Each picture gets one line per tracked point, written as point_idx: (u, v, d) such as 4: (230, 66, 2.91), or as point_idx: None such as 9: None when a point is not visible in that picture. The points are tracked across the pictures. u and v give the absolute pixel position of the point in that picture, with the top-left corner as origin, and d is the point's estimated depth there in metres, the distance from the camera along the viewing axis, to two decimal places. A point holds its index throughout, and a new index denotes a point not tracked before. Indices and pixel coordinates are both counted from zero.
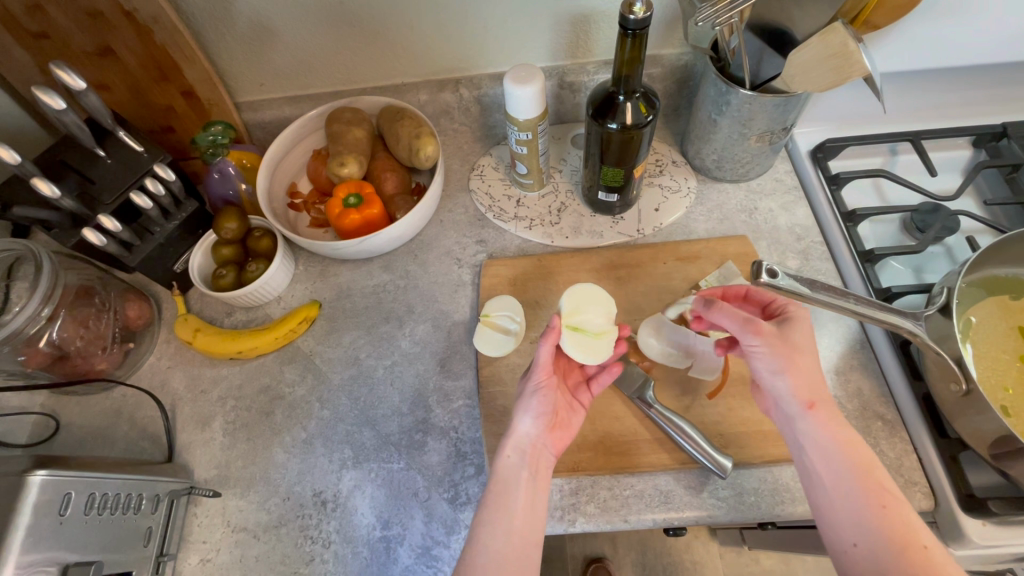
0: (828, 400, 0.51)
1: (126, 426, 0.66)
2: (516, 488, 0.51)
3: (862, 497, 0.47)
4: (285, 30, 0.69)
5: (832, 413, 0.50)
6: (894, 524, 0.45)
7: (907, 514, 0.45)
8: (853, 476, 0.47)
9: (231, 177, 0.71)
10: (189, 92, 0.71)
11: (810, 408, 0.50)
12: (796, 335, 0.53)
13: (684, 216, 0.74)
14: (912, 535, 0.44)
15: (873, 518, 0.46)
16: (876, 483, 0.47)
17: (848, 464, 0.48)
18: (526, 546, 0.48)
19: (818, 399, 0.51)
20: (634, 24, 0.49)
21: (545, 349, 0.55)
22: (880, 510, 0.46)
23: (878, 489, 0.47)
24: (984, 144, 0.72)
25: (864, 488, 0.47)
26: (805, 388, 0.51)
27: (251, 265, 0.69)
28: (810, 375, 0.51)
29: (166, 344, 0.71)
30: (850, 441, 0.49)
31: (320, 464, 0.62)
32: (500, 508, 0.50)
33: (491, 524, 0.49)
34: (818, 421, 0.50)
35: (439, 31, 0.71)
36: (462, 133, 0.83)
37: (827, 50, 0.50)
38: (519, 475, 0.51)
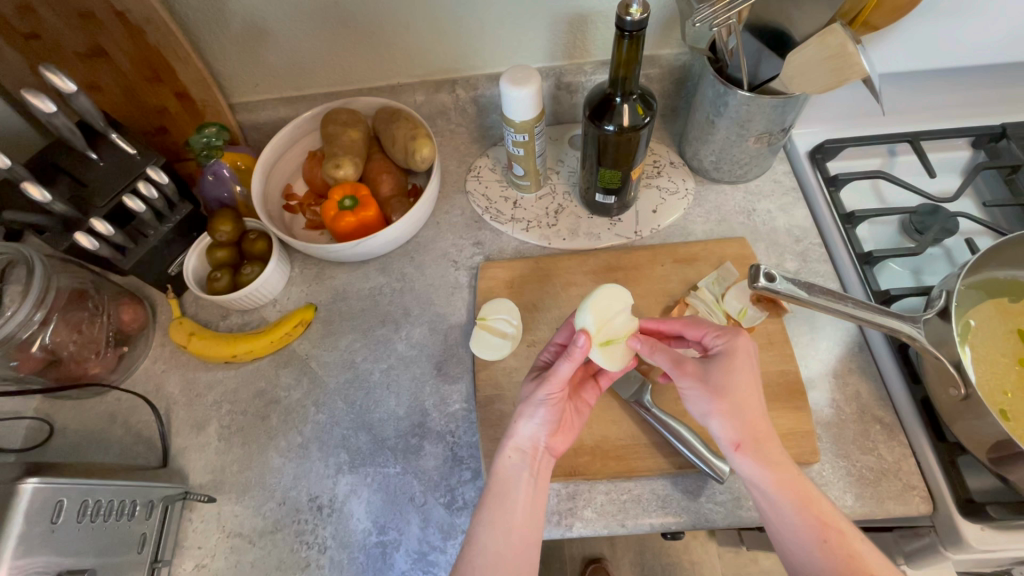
0: (763, 436, 0.49)
1: (120, 431, 0.65)
2: (515, 488, 0.51)
3: (804, 535, 0.47)
4: (279, 31, 0.69)
5: (763, 450, 0.49)
6: (840, 559, 0.45)
7: (851, 545, 0.46)
8: (792, 514, 0.47)
9: (225, 179, 0.70)
10: (182, 93, 0.70)
11: (738, 450, 0.49)
12: (728, 374, 0.51)
13: (682, 218, 0.73)
14: (859, 568, 0.45)
15: (817, 555, 0.46)
16: (817, 516, 0.47)
17: (785, 504, 0.48)
18: (525, 546, 0.49)
19: (748, 439, 0.49)
20: (631, 25, 0.48)
21: (567, 365, 0.51)
22: (823, 546, 0.46)
23: (819, 523, 0.47)
24: (984, 145, 0.72)
25: (807, 524, 0.47)
26: (735, 427, 0.49)
27: (246, 269, 0.69)
28: (739, 413, 0.50)
29: (162, 348, 0.70)
30: (785, 478, 0.48)
31: (316, 469, 0.61)
32: (499, 509, 0.50)
33: (489, 524, 0.49)
34: (747, 464, 0.49)
35: (435, 32, 0.70)
36: (459, 134, 0.83)
37: (826, 51, 0.50)
38: (518, 476, 0.51)
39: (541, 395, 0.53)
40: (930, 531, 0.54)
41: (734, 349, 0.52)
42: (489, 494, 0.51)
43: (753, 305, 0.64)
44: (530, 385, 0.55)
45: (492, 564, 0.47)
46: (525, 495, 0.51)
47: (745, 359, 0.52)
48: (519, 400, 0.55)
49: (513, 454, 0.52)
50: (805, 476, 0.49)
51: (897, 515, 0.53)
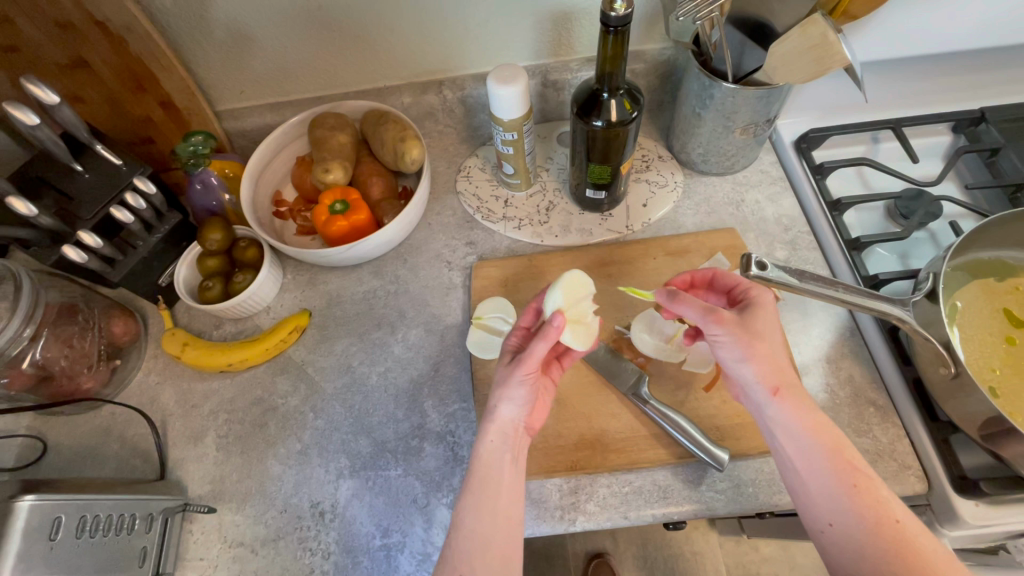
0: (794, 385, 0.51)
1: (116, 445, 0.64)
2: (497, 474, 0.51)
3: (833, 480, 0.47)
4: (263, 37, 0.69)
5: (797, 399, 0.50)
6: (867, 501, 0.46)
7: (879, 494, 0.46)
8: (823, 459, 0.48)
9: (214, 188, 0.70)
10: (167, 102, 0.70)
11: (776, 394, 0.50)
12: (761, 323, 0.52)
13: (672, 211, 0.74)
14: (886, 511, 0.45)
15: (845, 498, 0.46)
16: (845, 460, 0.48)
17: (817, 447, 0.48)
18: (512, 531, 0.49)
19: (784, 384, 0.50)
20: (615, 21, 0.49)
21: (543, 345, 0.52)
22: (852, 488, 0.46)
23: (849, 467, 0.47)
24: (963, 130, 0.73)
25: (836, 467, 0.47)
26: (770, 374, 0.50)
27: (238, 277, 0.68)
28: (772, 355, 0.51)
29: (154, 359, 0.69)
30: (816, 425, 0.49)
31: (316, 475, 0.61)
32: (482, 497, 0.50)
33: (477, 511, 0.49)
34: (784, 410, 0.49)
35: (419, 33, 0.71)
36: (447, 134, 0.83)
37: (807, 42, 0.51)
38: (500, 456, 0.51)
39: (522, 372, 0.52)
40: (927, 509, 0.55)
41: (761, 303, 0.54)
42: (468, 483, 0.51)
43: None
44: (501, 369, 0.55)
45: (477, 552, 0.47)
46: (508, 480, 0.51)
47: (765, 312, 0.53)
48: (494, 383, 0.55)
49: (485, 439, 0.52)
50: (831, 422, 0.50)
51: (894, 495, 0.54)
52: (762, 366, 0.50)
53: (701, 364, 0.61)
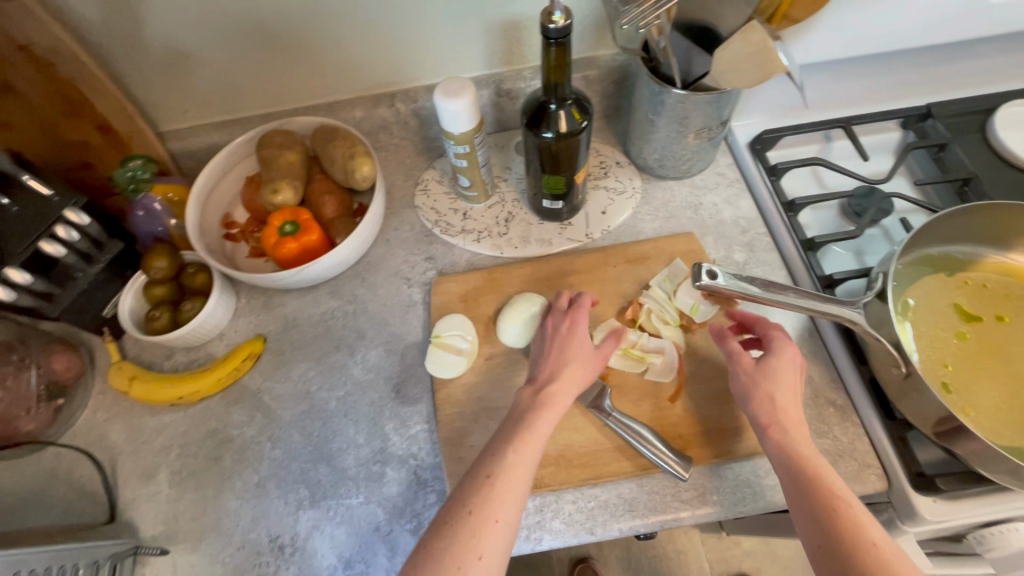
0: (794, 422, 0.51)
1: (62, 488, 0.62)
2: (494, 504, 0.46)
3: (815, 506, 0.46)
4: (202, 55, 0.67)
5: (798, 437, 0.50)
6: (843, 522, 0.44)
7: (859, 519, 0.44)
8: (808, 486, 0.47)
9: (158, 214, 0.68)
10: (104, 126, 0.66)
11: (767, 429, 0.51)
12: (777, 364, 0.54)
13: (632, 217, 0.74)
14: (861, 532, 0.43)
15: (825, 520, 0.45)
16: (828, 487, 0.47)
17: (799, 475, 0.48)
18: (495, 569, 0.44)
19: (778, 420, 0.51)
20: (555, 33, 0.48)
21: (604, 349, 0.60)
22: (832, 512, 0.45)
23: (830, 493, 0.46)
24: (911, 126, 0.74)
25: (820, 492, 0.46)
26: (768, 407, 0.52)
27: (186, 305, 0.66)
28: (772, 396, 0.52)
29: (102, 395, 0.66)
30: (807, 457, 0.49)
31: (275, 507, 0.59)
32: (471, 518, 0.45)
33: (462, 539, 0.44)
34: (778, 442, 0.50)
35: (365, 46, 0.69)
36: (403, 147, 0.81)
37: (749, 47, 0.51)
38: (504, 485, 0.47)
39: (584, 360, 0.57)
40: (888, 507, 0.55)
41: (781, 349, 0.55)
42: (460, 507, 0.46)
43: (703, 300, 0.65)
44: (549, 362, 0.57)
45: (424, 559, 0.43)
46: (503, 513, 0.46)
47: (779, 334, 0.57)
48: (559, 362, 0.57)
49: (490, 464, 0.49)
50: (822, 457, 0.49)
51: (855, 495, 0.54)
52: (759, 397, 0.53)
53: (662, 373, 0.61)
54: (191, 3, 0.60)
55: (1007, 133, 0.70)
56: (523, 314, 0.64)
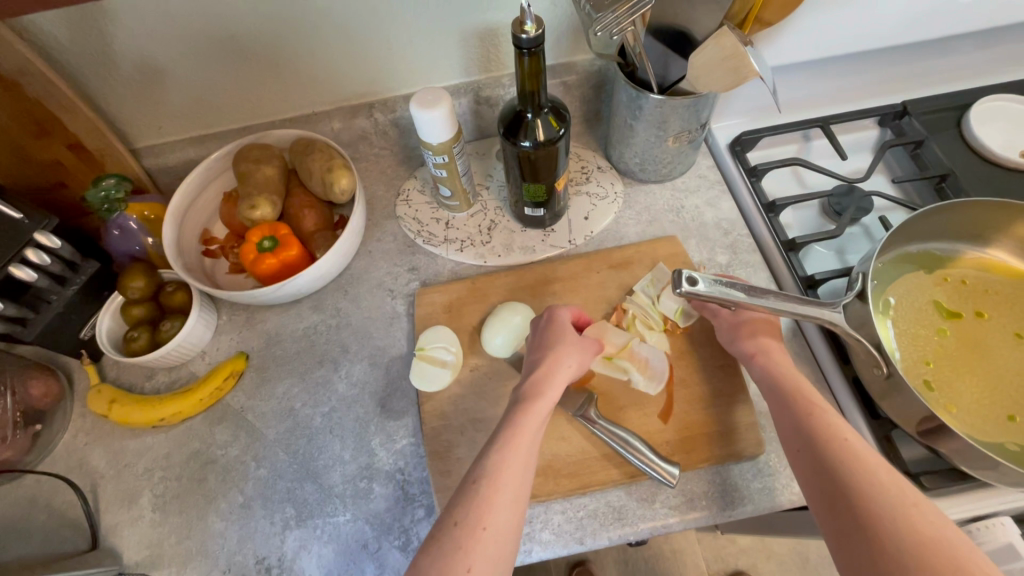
0: (776, 351, 0.56)
1: (43, 516, 0.60)
2: (507, 453, 0.46)
3: (792, 412, 0.50)
4: (175, 70, 0.66)
5: (827, 410, 0.48)
6: (817, 423, 0.47)
7: (831, 418, 0.48)
8: (788, 397, 0.51)
9: (134, 233, 0.66)
10: (76, 145, 0.65)
11: (754, 357, 0.56)
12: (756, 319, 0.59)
13: (615, 221, 0.74)
14: (835, 430, 0.46)
15: (802, 422, 0.48)
16: (806, 396, 0.50)
17: (781, 389, 0.52)
18: (502, 549, 0.42)
19: (761, 349, 0.56)
20: (527, 43, 0.48)
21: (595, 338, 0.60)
22: (809, 416, 0.48)
23: (807, 401, 0.50)
24: (888, 124, 0.75)
25: (798, 402, 0.50)
26: (769, 369, 0.54)
27: (165, 324, 0.65)
28: (788, 377, 0.53)
29: (82, 419, 0.65)
30: (788, 375, 0.53)
31: (261, 528, 0.58)
32: (487, 473, 0.45)
33: (481, 486, 0.44)
34: (793, 405, 0.50)
35: (340, 57, 0.69)
36: (384, 157, 0.80)
37: (723, 52, 0.51)
38: (508, 460, 0.46)
39: (573, 337, 0.57)
40: None
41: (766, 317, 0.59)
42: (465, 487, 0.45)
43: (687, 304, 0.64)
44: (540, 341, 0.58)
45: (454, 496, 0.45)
46: (507, 487, 0.45)
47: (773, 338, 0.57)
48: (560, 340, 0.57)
49: (495, 440, 0.48)
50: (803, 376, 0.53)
51: None
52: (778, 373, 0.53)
53: (642, 380, 0.61)
54: (161, 20, 0.60)
55: (982, 129, 0.70)
56: (506, 323, 0.64)
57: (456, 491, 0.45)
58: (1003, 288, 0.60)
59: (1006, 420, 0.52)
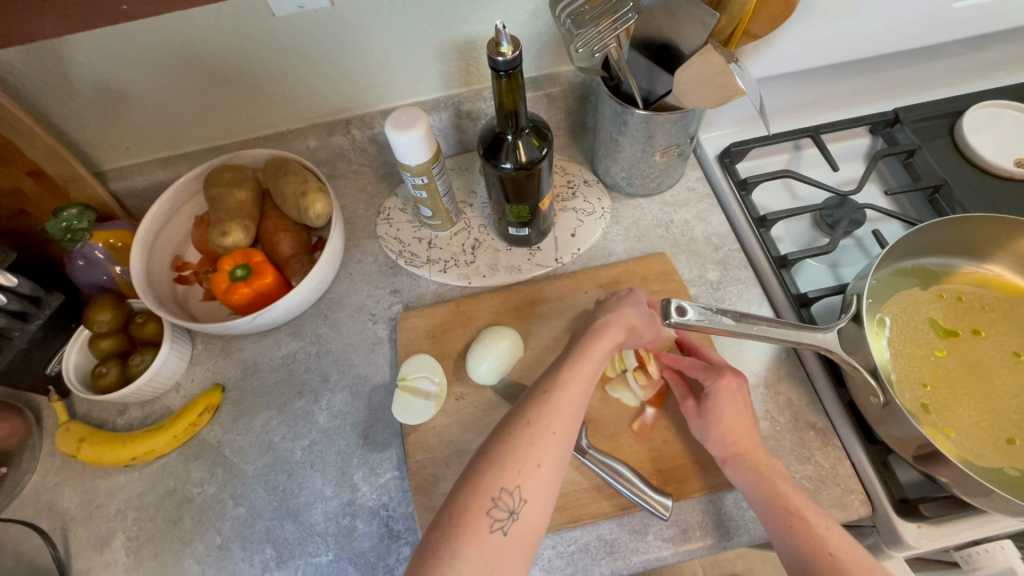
0: (749, 440, 0.52)
1: (11, 563, 0.58)
2: (562, 401, 0.49)
3: (773, 524, 0.48)
4: (139, 92, 0.63)
5: (812, 520, 0.47)
6: (802, 539, 0.46)
7: (813, 529, 0.46)
8: (765, 507, 0.49)
9: (99, 262, 0.64)
10: (36, 172, 0.62)
11: (726, 463, 0.52)
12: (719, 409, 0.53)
13: (602, 237, 0.71)
14: (820, 545, 0.45)
15: (787, 538, 0.47)
16: (784, 504, 0.48)
17: (758, 496, 0.49)
18: (549, 487, 0.46)
19: (734, 450, 0.52)
20: (504, 65, 0.45)
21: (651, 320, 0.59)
22: (789, 531, 0.47)
23: (786, 511, 0.48)
24: (880, 132, 0.73)
25: (776, 513, 0.48)
26: (746, 472, 0.50)
27: (135, 358, 0.62)
28: (764, 478, 0.50)
29: (50, 458, 0.62)
30: (765, 476, 0.50)
31: (240, 570, 0.56)
32: (543, 414, 0.48)
33: (534, 427, 0.47)
34: (773, 518, 0.48)
35: (312, 74, 0.66)
36: (363, 174, 0.78)
37: (709, 69, 0.49)
38: (562, 404, 0.49)
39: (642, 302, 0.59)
40: (873, 532, 0.54)
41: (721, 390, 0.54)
42: (520, 425, 0.47)
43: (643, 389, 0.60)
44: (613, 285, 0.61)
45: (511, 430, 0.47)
46: (559, 430, 0.47)
47: (733, 378, 0.55)
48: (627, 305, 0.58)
49: (549, 382, 0.50)
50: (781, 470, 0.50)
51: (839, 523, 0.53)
52: (758, 477, 0.50)
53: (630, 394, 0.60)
54: (120, 41, 0.57)
55: (974, 136, 0.69)
56: (490, 350, 0.61)
57: (505, 426, 0.47)
58: (998, 303, 0.59)
59: (1005, 443, 0.51)
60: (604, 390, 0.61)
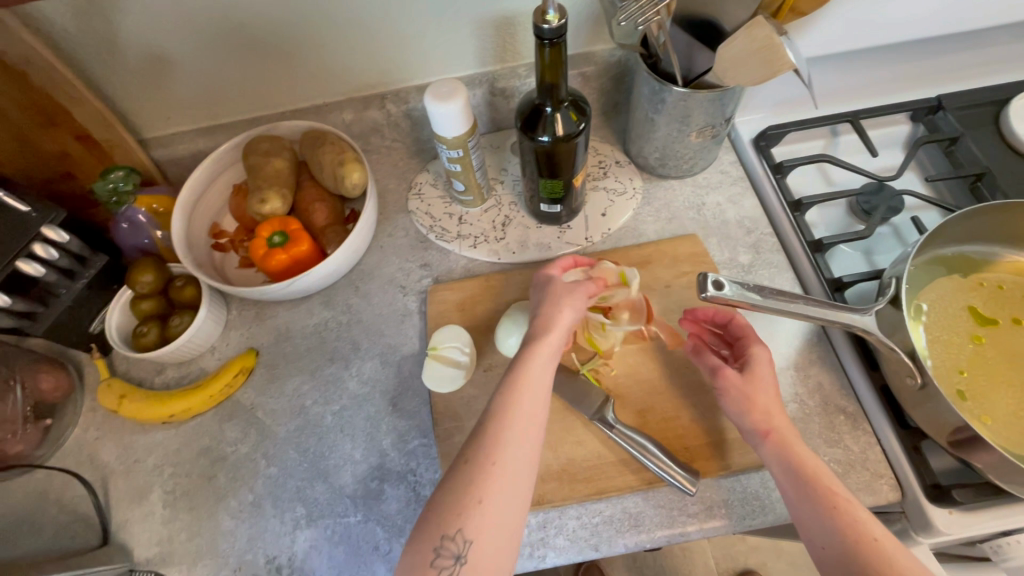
0: (785, 422, 0.51)
1: (54, 510, 0.60)
2: (507, 431, 0.47)
3: (812, 504, 0.46)
4: (184, 60, 0.64)
5: (855, 503, 0.45)
6: (846, 522, 0.44)
7: (856, 512, 0.45)
8: (807, 487, 0.47)
9: (142, 226, 0.66)
10: (83, 136, 0.64)
11: (766, 437, 0.50)
12: (758, 379, 0.53)
13: (633, 218, 0.71)
14: (864, 530, 0.44)
15: (827, 520, 0.45)
16: (826, 486, 0.46)
17: (797, 475, 0.47)
18: (500, 523, 0.44)
19: (774, 426, 0.50)
20: (549, 33, 0.46)
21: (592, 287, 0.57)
22: (832, 512, 0.45)
23: (828, 492, 0.46)
24: (921, 119, 0.72)
25: (818, 493, 0.46)
26: (786, 451, 0.49)
27: (174, 320, 0.64)
28: (805, 459, 0.48)
29: (92, 413, 0.65)
30: (805, 456, 0.48)
31: (271, 527, 0.58)
32: (485, 446, 0.46)
33: (478, 460, 0.46)
34: (815, 497, 0.46)
35: (352, 46, 0.66)
36: (396, 149, 0.79)
37: (753, 44, 0.48)
38: (504, 433, 0.47)
39: (569, 286, 0.56)
40: (901, 517, 0.54)
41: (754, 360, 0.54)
42: (458, 474, 0.46)
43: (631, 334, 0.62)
44: (540, 290, 0.57)
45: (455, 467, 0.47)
46: (501, 460, 0.46)
47: (761, 345, 0.55)
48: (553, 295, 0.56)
49: (494, 408, 0.49)
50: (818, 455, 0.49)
51: (867, 506, 0.52)
52: (798, 457, 0.48)
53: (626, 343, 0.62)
54: (169, 8, 0.58)
55: (1023, 123, 0.67)
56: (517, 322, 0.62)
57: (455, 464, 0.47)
58: None
59: None
60: (632, 367, 0.61)
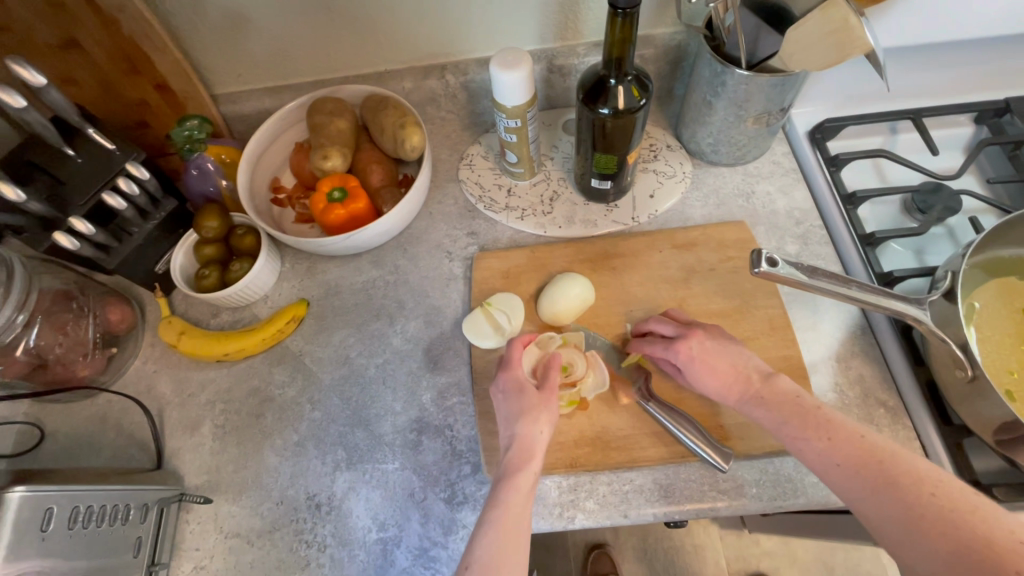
0: (749, 368, 0.53)
1: (113, 433, 0.64)
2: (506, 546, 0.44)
3: (791, 432, 0.48)
4: (259, 19, 0.67)
5: (822, 416, 0.47)
6: (819, 436, 0.46)
7: (826, 423, 0.47)
8: (779, 419, 0.49)
9: (210, 174, 0.68)
10: (162, 85, 0.68)
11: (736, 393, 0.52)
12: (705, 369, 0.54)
13: (680, 202, 0.72)
14: (840, 438, 0.46)
15: (809, 440, 0.47)
16: (797, 410, 0.49)
17: (771, 413, 0.50)
18: None
19: (739, 379, 0.52)
20: (624, 3, 0.46)
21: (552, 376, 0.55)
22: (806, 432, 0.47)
23: (797, 415, 0.48)
24: (986, 121, 0.70)
25: (788, 422, 0.48)
26: (757, 401, 0.51)
27: (234, 266, 0.67)
28: (774, 393, 0.50)
29: (151, 347, 0.69)
30: (772, 389, 0.51)
31: (313, 467, 0.60)
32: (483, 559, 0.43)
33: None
34: (788, 426, 0.48)
35: (419, 15, 0.68)
36: (450, 121, 0.81)
37: (827, 25, 0.49)
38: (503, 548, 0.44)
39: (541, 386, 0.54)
40: None
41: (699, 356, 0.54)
42: None
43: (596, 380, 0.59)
44: (514, 408, 0.52)
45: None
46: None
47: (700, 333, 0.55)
48: (520, 408, 0.52)
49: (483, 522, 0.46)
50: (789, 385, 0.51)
51: None
52: (766, 398, 0.50)
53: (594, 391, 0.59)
54: None
55: None
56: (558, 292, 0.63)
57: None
58: None
59: None
60: None
